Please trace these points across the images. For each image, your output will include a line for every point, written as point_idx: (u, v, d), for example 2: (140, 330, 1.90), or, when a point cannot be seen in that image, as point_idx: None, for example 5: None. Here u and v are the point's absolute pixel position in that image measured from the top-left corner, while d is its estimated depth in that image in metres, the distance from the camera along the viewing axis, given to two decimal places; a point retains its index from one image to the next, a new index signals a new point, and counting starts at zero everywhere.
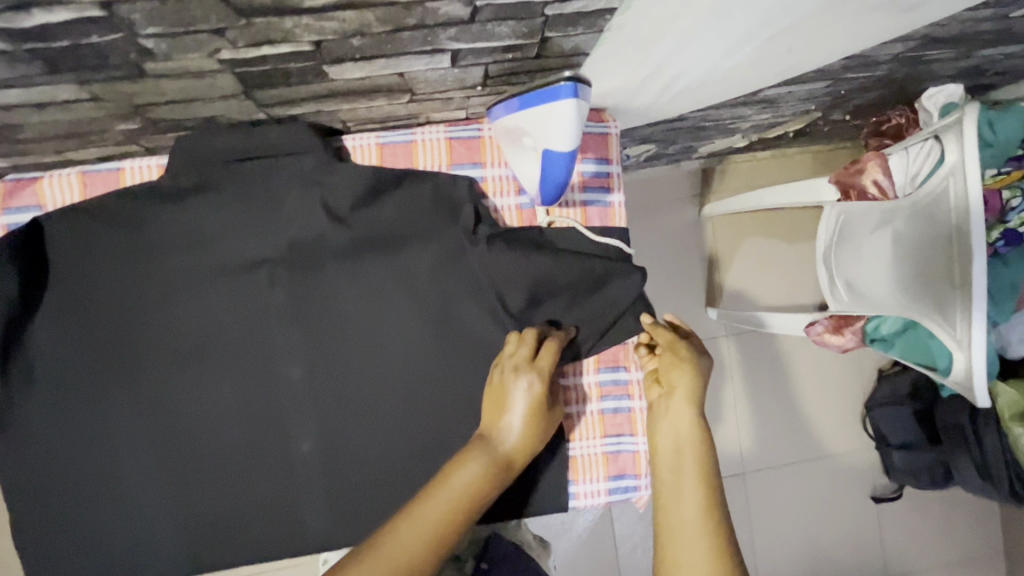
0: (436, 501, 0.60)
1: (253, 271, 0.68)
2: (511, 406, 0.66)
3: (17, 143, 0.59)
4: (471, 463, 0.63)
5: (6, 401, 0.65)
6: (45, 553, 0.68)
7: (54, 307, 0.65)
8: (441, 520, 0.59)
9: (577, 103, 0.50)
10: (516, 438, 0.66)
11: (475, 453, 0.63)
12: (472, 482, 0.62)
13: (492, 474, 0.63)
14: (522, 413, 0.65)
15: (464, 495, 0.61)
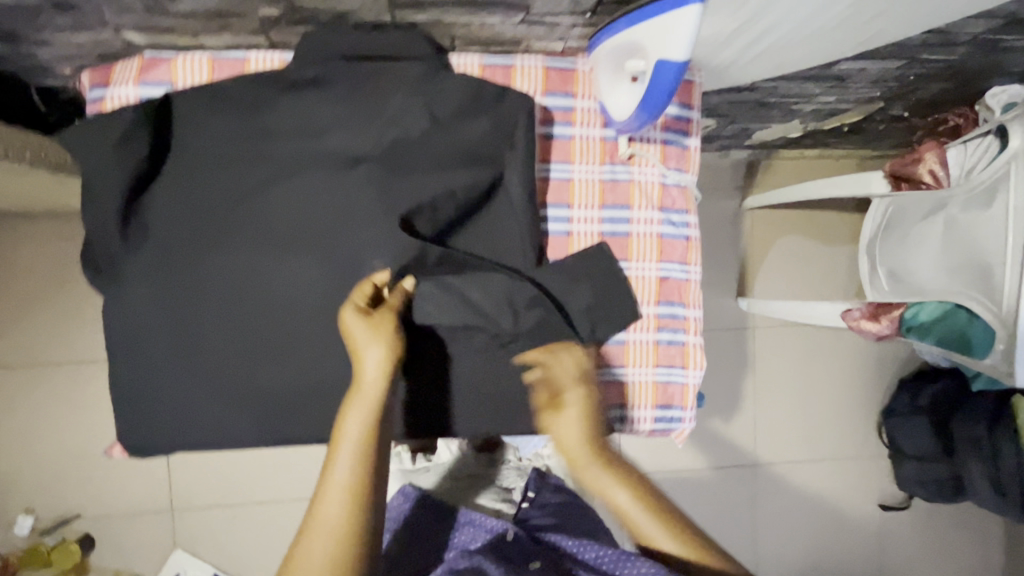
0: (337, 462, 0.62)
1: (353, 166, 0.73)
2: (360, 369, 0.64)
3: (169, 16, 0.65)
4: (350, 414, 0.63)
5: (121, 256, 0.71)
6: (136, 401, 0.74)
7: (171, 176, 0.71)
8: (353, 476, 0.62)
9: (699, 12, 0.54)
10: (369, 393, 0.64)
11: (347, 409, 0.64)
12: (359, 430, 0.63)
13: (373, 413, 0.64)
14: (373, 350, 0.64)
15: (358, 442, 0.63)
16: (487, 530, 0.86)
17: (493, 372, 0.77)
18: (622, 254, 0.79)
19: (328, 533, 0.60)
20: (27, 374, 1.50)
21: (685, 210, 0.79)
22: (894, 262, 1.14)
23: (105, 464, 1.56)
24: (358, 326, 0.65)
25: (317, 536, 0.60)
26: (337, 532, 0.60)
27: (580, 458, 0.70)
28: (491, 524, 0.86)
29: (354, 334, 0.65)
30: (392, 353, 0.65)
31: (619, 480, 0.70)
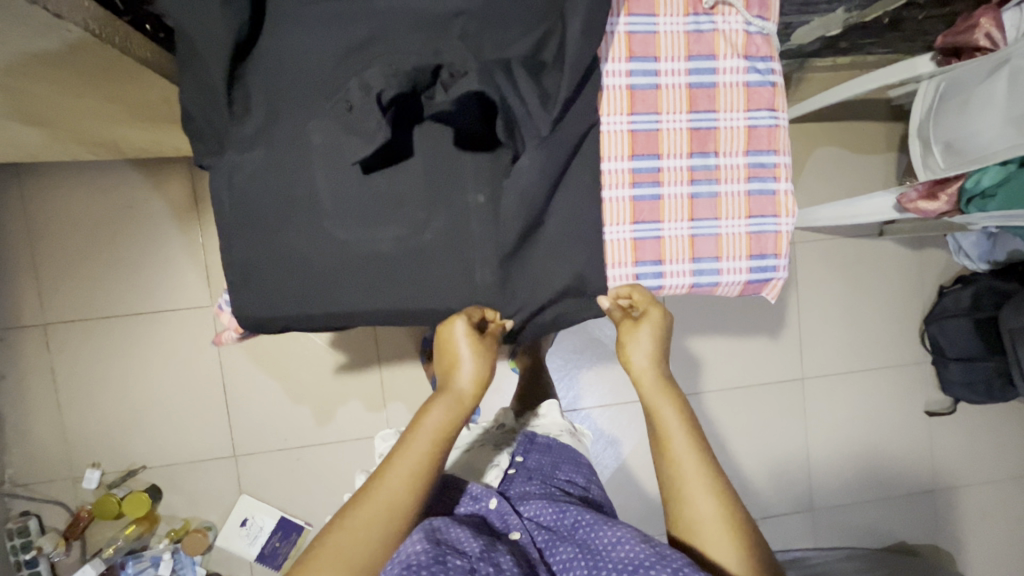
0: (414, 444, 0.69)
1: (448, 25, 0.73)
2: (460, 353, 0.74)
3: None
4: (436, 407, 0.71)
5: (230, 126, 0.73)
6: (250, 273, 0.76)
7: (274, 45, 0.72)
8: (425, 455, 0.69)
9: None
10: (468, 376, 0.73)
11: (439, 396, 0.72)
12: (441, 422, 0.71)
13: (455, 410, 0.72)
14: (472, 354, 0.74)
15: (433, 435, 0.70)
16: (472, 497, 0.87)
17: (582, 217, 0.78)
18: (710, 105, 0.79)
19: (390, 493, 0.66)
20: (94, 325, 1.56)
21: (768, 58, 0.80)
22: (951, 135, 1.15)
23: (168, 412, 1.60)
24: (466, 334, 0.74)
25: (377, 497, 0.66)
26: (393, 508, 0.66)
27: (659, 399, 0.74)
28: (475, 491, 0.87)
29: (457, 342, 0.74)
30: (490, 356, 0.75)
31: (696, 444, 0.72)
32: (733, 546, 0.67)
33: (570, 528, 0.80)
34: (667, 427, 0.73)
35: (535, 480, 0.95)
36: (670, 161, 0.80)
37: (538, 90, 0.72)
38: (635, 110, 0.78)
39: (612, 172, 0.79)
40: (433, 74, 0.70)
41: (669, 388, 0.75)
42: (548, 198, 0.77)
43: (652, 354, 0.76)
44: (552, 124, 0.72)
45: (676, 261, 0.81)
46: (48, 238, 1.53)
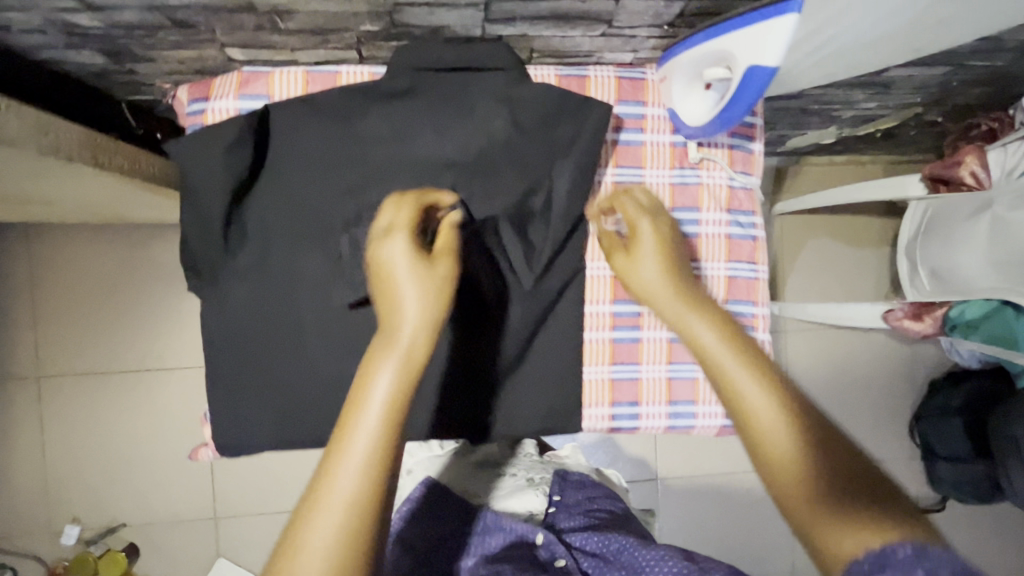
0: (358, 424, 0.50)
1: (441, 173, 0.76)
2: (397, 285, 0.58)
3: (275, 34, 0.68)
4: (378, 371, 0.53)
5: (222, 260, 0.75)
6: (232, 397, 0.77)
7: (272, 184, 0.75)
8: (395, 386, 0.52)
9: (796, 19, 0.54)
10: (410, 323, 0.56)
11: (380, 355, 0.54)
12: (389, 391, 0.52)
13: (407, 371, 0.53)
14: (410, 280, 0.58)
15: (383, 406, 0.51)
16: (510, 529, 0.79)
17: (561, 357, 0.80)
18: (692, 254, 0.82)
19: (375, 423, 0.50)
20: (88, 381, 1.57)
21: (751, 211, 0.83)
22: (936, 263, 1.17)
23: (153, 470, 1.60)
24: (397, 249, 0.60)
25: (351, 452, 0.49)
26: (350, 501, 0.47)
27: (688, 315, 0.67)
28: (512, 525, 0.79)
29: (388, 263, 0.59)
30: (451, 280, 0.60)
31: (733, 348, 0.62)
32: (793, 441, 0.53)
33: (615, 552, 0.75)
34: (700, 338, 0.65)
35: (577, 513, 0.87)
36: None
37: (523, 244, 0.77)
38: None
39: (593, 315, 0.81)
40: (460, 232, 0.73)
41: (696, 296, 0.69)
42: (528, 338, 0.78)
43: (662, 263, 0.72)
44: (534, 278, 0.77)
45: (652, 403, 0.82)
46: (47, 294, 1.54)
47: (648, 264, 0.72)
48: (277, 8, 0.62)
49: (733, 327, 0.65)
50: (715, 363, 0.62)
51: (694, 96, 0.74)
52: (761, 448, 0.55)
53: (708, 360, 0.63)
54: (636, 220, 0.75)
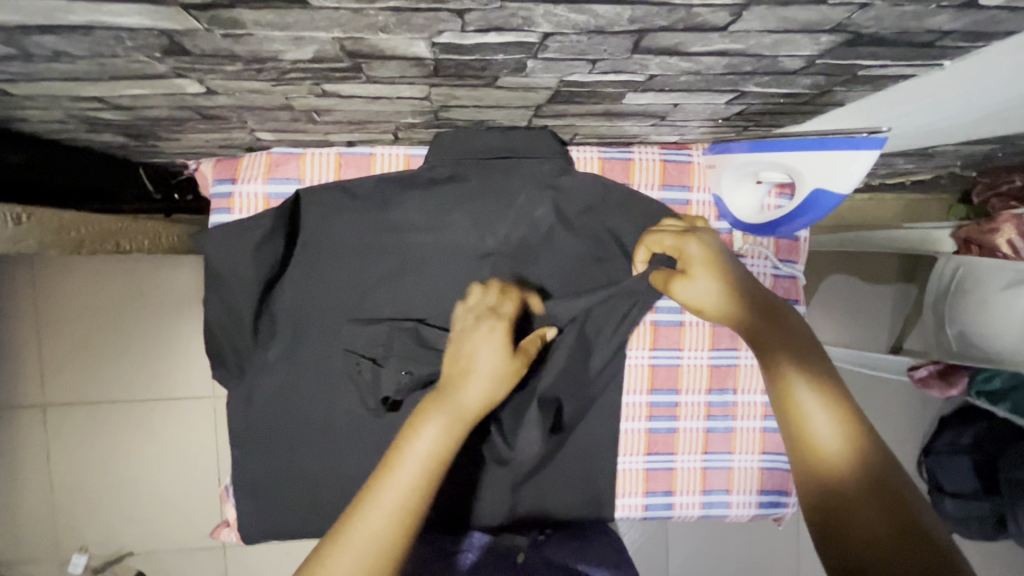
0: (399, 468, 0.50)
1: (479, 262, 0.73)
2: (478, 353, 0.59)
3: (309, 124, 0.65)
4: (430, 422, 0.53)
5: (252, 351, 0.72)
6: (261, 485, 0.75)
7: (303, 273, 0.71)
8: (440, 445, 0.52)
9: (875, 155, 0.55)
10: (477, 385, 0.56)
11: (436, 403, 0.54)
12: (434, 445, 0.52)
13: (457, 423, 0.54)
14: (487, 359, 0.58)
15: (427, 458, 0.51)
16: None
17: (597, 447, 0.78)
18: (732, 344, 0.80)
19: (409, 475, 0.50)
20: (92, 411, 1.50)
21: (794, 301, 0.81)
22: (965, 326, 1.10)
23: (158, 501, 1.54)
24: (483, 341, 0.59)
25: (383, 497, 0.49)
26: (382, 539, 0.48)
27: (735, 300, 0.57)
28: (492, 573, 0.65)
29: (476, 348, 0.59)
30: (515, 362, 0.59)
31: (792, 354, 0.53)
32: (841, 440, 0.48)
33: None
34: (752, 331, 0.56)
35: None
36: (688, 396, 0.80)
37: (571, 337, 0.74)
38: (657, 345, 0.79)
39: (629, 405, 0.79)
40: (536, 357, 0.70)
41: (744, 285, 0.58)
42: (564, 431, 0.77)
43: (722, 273, 0.59)
44: (574, 372, 0.75)
45: (686, 493, 0.81)
46: (50, 321, 1.47)
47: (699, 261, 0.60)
48: (313, 108, 0.58)
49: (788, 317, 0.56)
50: (772, 351, 0.54)
51: (744, 189, 0.72)
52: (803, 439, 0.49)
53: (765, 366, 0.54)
54: (681, 245, 0.61)
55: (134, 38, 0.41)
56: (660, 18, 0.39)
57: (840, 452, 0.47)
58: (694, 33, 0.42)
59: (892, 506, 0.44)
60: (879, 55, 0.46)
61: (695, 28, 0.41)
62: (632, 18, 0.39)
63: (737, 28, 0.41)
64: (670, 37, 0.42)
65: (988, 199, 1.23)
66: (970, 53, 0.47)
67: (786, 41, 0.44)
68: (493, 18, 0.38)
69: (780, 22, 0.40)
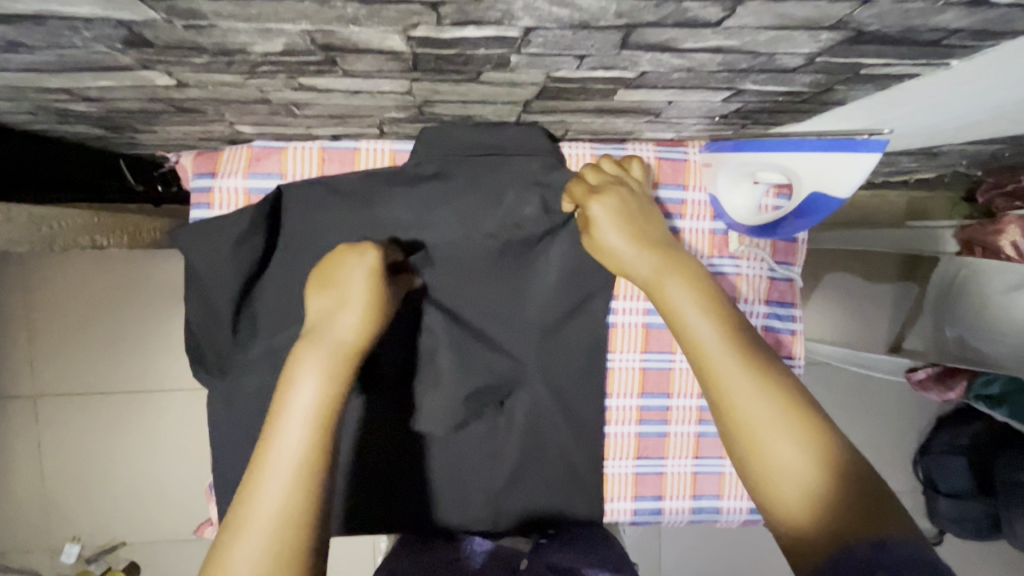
0: (279, 434, 0.47)
1: (467, 262, 0.71)
2: (340, 292, 0.56)
3: (289, 117, 0.62)
4: (303, 380, 0.50)
5: (233, 349, 0.70)
6: (240, 487, 0.73)
7: (285, 271, 0.70)
8: (319, 400, 0.49)
9: (875, 159, 0.51)
10: (348, 322, 0.54)
11: (304, 353, 0.52)
12: (315, 400, 0.49)
13: (335, 369, 0.51)
14: (353, 299, 0.56)
15: (309, 413, 0.48)
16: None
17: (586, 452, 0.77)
18: None
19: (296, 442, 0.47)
20: (88, 401, 1.40)
21: (791, 304, 0.79)
22: (964, 328, 1.08)
23: (157, 498, 1.43)
24: (354, 276, 0.57)
25: (269, 472, 0.46)
26: (284, 518, 0.45)
27: (664, 282, 0.56)
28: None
29: (344, 280, 0.57)
30: (370, 296, 0.57)
31: (732, 343, 0.52)
32: (785, 429, 0.48)
33: None
34: (682, 319, 0.54)
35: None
36: (680, 400, 0.78)
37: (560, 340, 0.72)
38: (649, 348, 0.77)
39: (619, 408, 0.77)
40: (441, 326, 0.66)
41: (674, 259, 0.57)
42: (552, 434, 0.75)
43: (631, 231, 0.59)
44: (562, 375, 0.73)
45: (676, 497, 0.79)
46: (38, 311, 1.37)
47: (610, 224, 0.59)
48: (290, 101, 0.56)
49: (717, 297, 0.55)
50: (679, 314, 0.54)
51: (742, 189, 0.69)
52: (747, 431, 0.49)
53: (698, 358, 0.53)
54: (587, 206, 0.61)
55: (91, 28, 0.39)
56: (648, 12, 0.37)
57: (794, 449, 0.47)
58: (685, 28, 0.39)
59: (842, 489, 0.45)
60: (882, 53, 0.44)
61: (686, 23, 0.38)
62: (618, 13, 0.37)
63: (730, 24, 0.38)
64: (660, 32, 0.40)
65: (992, 199, 1.20)
66: (976, 53, 0.45)
67: (783, 38, 0.41)
68: (468, 10, 0.36)
69: (776, 18, 0.38)
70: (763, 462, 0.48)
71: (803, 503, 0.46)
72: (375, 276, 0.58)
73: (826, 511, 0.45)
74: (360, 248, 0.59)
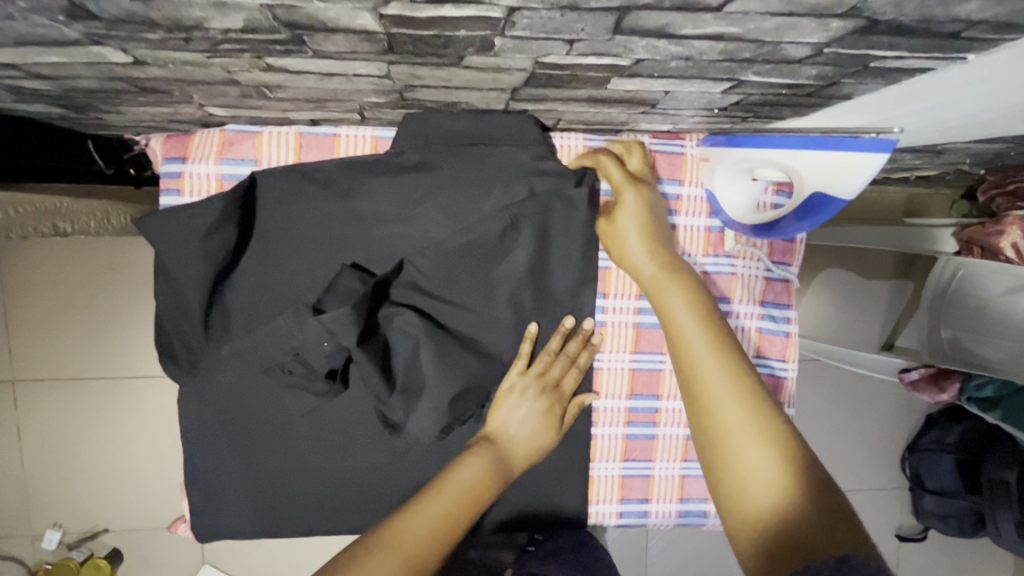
0: (442, 489, 0.58)
1: (450, 256, 0.68)
2: (528, 404, 0.67)
3: (262, 101, 0.59)
4: (471, 462, 0.61)
5: (203, 344, 0.67)
6: (213, 485, 0.71)
7: (259, 263, 0.66)
8: (478, 480, 0.60)
9: (882, 159, 0.48)
10: (524, 437, 0.66)
11: (474, 452, 0.63)
12: (475, 478, 0.60)
13: (493, 468, 0.62)
14: (524, 427, 0.66)
15: (467, 486, 0.59)
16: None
17: (571, 455, 0.74)
18: None
19: (449, 499, 0.57)
20: (66, 387, 1.34)
21: (787, 305, 0.76)
22: (960, 331, 1.06)
23: (141, 488, 1.38)
24: (526, 403, 0.67)
25: (425, 508, 0.55)
26: (434, 529, 0.54)
27: (666, 284, 0.60)
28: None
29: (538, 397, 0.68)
30: (549, 410, 0.68)
31: (721, 354, 0.54)
32: (762, 437, 0.49)
33: None
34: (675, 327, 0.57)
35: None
36: (669, 403, 0.76)
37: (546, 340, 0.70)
38: (639, 349, 0.74)
39: (607, 410, 0.75)
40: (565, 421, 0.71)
41: (677, 274, 0.60)
42: None
43: (650, 238, 0.63)
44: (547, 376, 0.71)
45: (662, 501, 0.78)
46: (13, 295, 1.31)
47: (634, 217, 0.64)
48: (261, 83, 0.52)
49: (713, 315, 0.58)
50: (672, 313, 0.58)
51: (738, 185, 0.66)
52: (718, 433, 0.51)
53: (683, 363, 0.55)
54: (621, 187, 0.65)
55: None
56: None
57: (766, 457, 0.48)
58: (685, 12, 0.36)
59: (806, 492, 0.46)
60: (896, 45, 0.41)
61: (686, 7, 0.35)
62: None
63: (734, 9, 0.35)
64: (657, 16, 0.36)
65: (994, 198, 1.18)
66: (997, 47, 0.42)
67: (791, 27, 0.38)
68: None
69: (783, 3, 0.34)
70: (732, 461, 0.49)
71: (773, 503, 0.46)
72: (552, 411, 0.68)
73: (791, 509, 0.45)
74: (538, 381, 0.68)
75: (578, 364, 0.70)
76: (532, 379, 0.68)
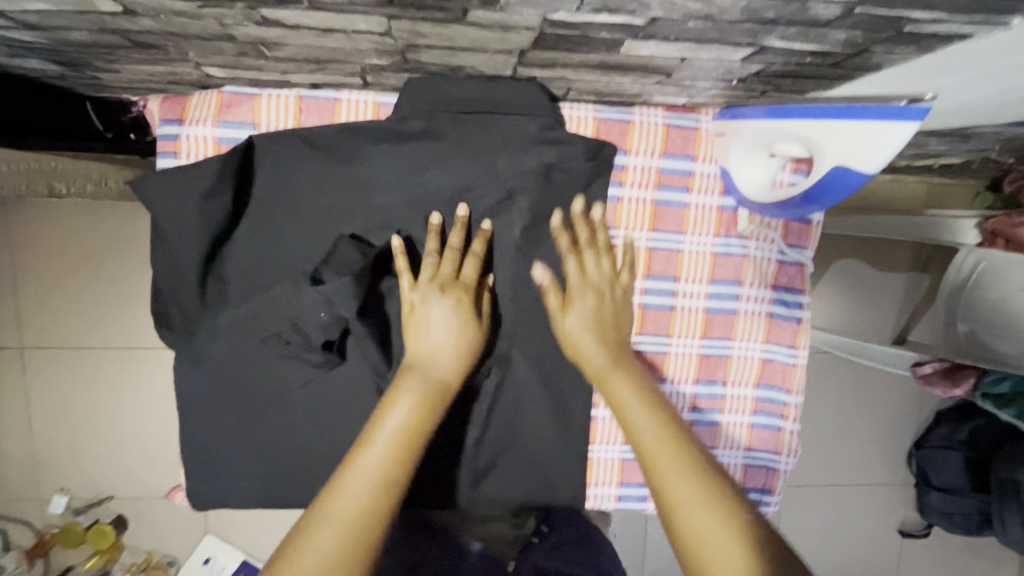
0: (376, 436, 0.54)
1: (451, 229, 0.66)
2: (435, 319, 0.61)
3: (260, 60, 0.56)
4: (400, 401, 0.56)
5: (199, 311, 0.66)
6: (209, 454, 0.70)
7: (256, 229, 0.65)
8: (409, 419, 0.55)
9: (914, 127, 0.44)
10: (445, 356, 0.60)
11: (401, 386, 0.57)
12: (405, 418, 0.55)
13: (426, 402, 0.57)
14: (447, 340, 0.61)
15: (399, 428, 0.55)
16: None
17: (570, 437, 0.73)
18: (726, 333, 0.73)
19: (387, 448, 0.54)
20: (71, 356, 1.35)
21: (800, 290, 0.74)
22: (977, 325, 1.04)
23: (147, 455, 1.39)
24: (439, 313, 0.61)
25: (361, 462, 0.52)
26: (372, 480, 0.52)
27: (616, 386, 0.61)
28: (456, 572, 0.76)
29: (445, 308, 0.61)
30: (466, 317, 0.62)
31: (672, 438, 0.56)
32: (717, 519, 0.51)
33: None
34: (626, 412, 0.59)
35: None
36: (673, 386, 0.74)
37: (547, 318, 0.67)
38: (644, 331, 0.72)
39: None
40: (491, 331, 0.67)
41: (625, 360, 0.63)
42: (536, 417, 0.71)
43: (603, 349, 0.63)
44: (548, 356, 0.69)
45: None
46: (19, 262, 1.31)
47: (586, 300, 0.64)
48: (257, 39, 0.50)
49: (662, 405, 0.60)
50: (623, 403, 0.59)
51: (755, 161, 0.63)
52: (674, 510, 0.53)
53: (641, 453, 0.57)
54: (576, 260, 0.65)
55: None
56: None
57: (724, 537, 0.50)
58: None
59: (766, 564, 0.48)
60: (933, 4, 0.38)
61: None
62: None
63: None
64: None
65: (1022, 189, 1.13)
66: None
67: None
68: None
69: None
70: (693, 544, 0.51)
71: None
72: (467, 308, 0.62)
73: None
74: (434, 283, 0.62)
75: (473, 252, 0.64)
76: (426, 285, 0.62)
